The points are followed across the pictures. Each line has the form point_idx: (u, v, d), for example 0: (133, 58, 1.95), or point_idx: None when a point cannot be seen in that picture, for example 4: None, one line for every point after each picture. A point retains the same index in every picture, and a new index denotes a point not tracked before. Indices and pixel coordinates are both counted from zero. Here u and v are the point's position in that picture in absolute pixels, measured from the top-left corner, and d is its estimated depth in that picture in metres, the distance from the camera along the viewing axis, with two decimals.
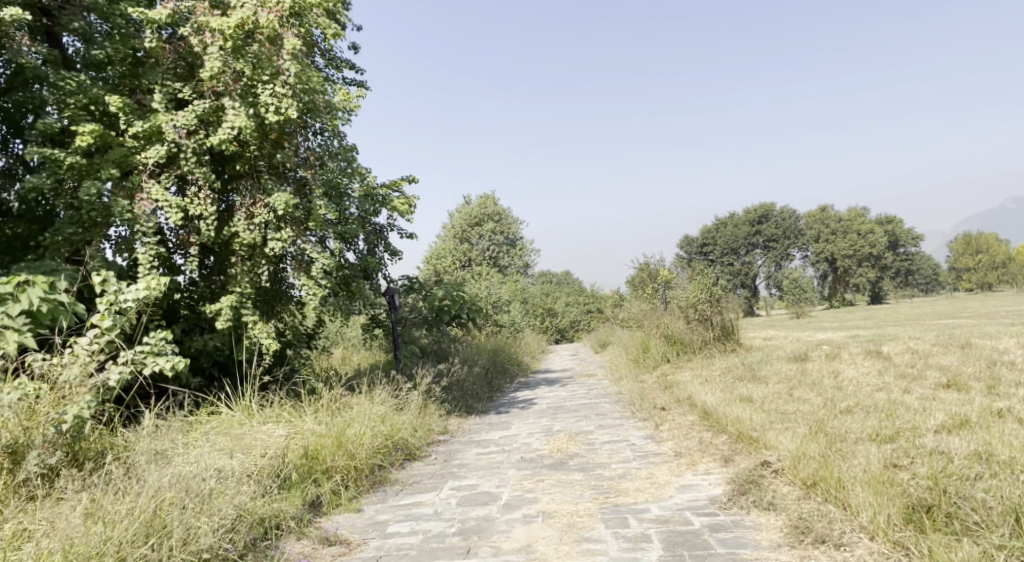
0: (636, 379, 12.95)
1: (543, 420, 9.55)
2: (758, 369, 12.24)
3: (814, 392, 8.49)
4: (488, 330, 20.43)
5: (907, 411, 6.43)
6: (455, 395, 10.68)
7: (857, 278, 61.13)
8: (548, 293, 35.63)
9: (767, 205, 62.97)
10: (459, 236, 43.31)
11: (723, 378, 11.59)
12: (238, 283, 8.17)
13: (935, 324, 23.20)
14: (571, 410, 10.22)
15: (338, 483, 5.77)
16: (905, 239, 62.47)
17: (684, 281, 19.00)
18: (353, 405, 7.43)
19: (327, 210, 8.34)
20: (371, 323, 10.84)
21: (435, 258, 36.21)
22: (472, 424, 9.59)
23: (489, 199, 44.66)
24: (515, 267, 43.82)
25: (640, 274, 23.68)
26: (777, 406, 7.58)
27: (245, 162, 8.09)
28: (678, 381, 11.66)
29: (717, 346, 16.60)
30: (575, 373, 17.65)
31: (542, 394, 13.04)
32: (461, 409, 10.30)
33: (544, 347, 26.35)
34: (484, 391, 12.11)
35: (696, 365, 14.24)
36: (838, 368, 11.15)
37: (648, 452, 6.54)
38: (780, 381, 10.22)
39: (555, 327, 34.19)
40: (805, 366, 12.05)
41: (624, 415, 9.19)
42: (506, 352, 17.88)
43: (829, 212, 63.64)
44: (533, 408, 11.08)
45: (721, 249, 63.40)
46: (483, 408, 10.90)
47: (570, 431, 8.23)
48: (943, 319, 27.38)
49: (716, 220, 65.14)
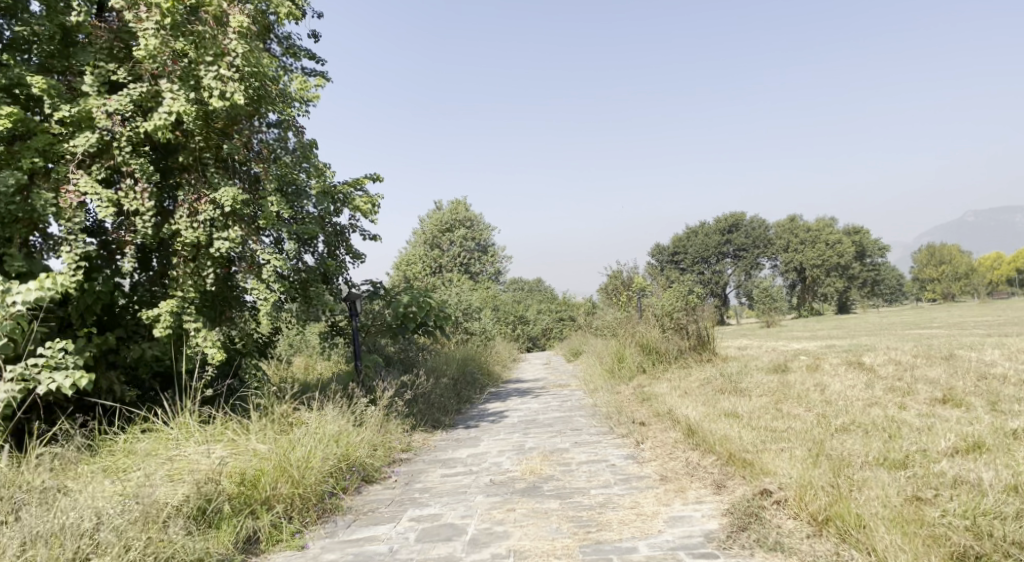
0: (611, 391, 12.38)
1: (514, 436, 8.91)
2: (738, 381, 11.76)
3: (803, 407, 8.00)
4: (457, 338, 19.69)
5: (910, 431, 5.94)
6: (420, 409, 9.96)
7: (825, 288, 61.71)
8: (520, 301, 34.98)
9: (738, 214, 63.24)
10: (429, 243, 42.47)
11: (703, 390, 11.07)
12: (179, 287, 7.39)
13: (907, 334, 23.09)
14: (544, 425, 9.58)
15: (280, 514, 5.09)
16: (872, 250, 63.29)
17: (658, 289, 18.54)
18: (305, 422, 6.71)
19: (279, 208, 7.61)
20: (331, 331, 10.08)
21: (404, 265, 35.27)
22: (439, 440, 8.92)
23: (460, 206, 43.93)
24: (486, 274, 43.12)
25: (614, 281, 23.19)
26: (767, 423, 7.05)
27: (189, 153, 7.35)
28: (656, 393, 11.12)
29: (693, 356, 16.15)
30: (548, 383, 17.06)
31: (514, 407, 12.39)
32: (427, 424, 9.59)
33: (514, 355, 25.68)
34: (451, 403, 11.42)
35: (673, 376, 13.72)
36: (822, 380, 10.70)
37: (631, 476, 5.94)
38: (763, 395, 9.73)
39: (527, 335, 33.57)
40: (787, 378, 11.60)
41: (602, 431, 8.59)
42: (476, 361, 17.17)
43: (798, 223, 64.18)
44: (504, 422, 10.44)
45: (692, 258, 63.47)
46: (450, 423, 10.22)
47: (544, 450, 7.60)
48: (914, 329, 27.46)
49: (688, 229, 65.22)
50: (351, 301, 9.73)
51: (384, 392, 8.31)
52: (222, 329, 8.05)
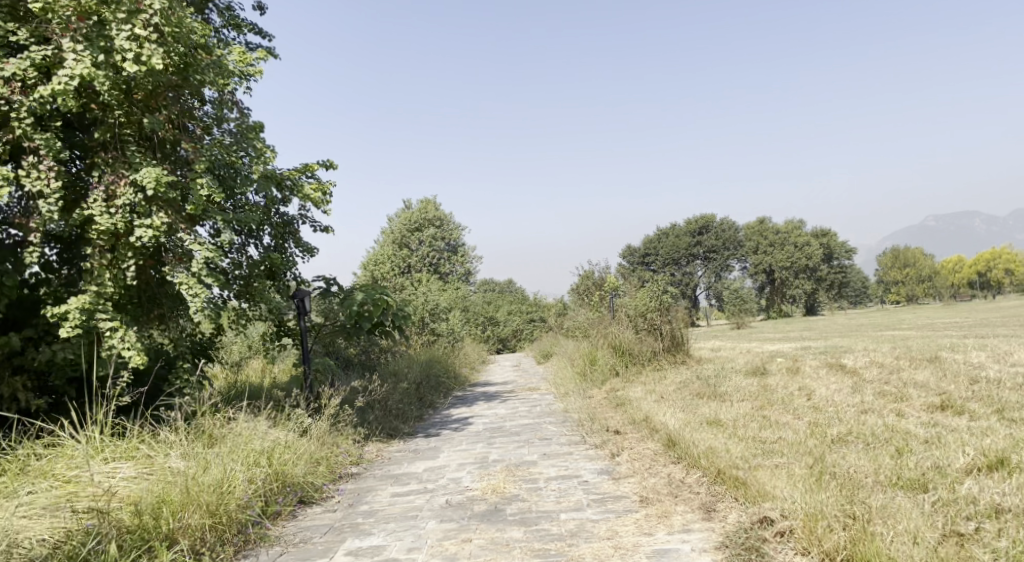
0: (583, 396, 11.71)
1: (478, 446, 8.13)
2: (716, 385, 11.13)
3: (790, 414, 7.37)
4: (422, 340, 18.82)
5: (918, 443, 5.34)
6: (373, 417, 9.14)
7: (794, 289, 62.03)
8: (489, 302, 34.18)
9: (709, 216, 63.26)
10: (398, 242, 41.36)
11: (681, 395, 10.41)
12: (94, 281, 6.47)
13: (880, 335, 22.96)
14: (511, 434, 8.82)
15: (189, 550, 4.26)
16: (840, 252, 63.97)
17: (631, 288, 17.92)
18: (233, 435, 5.87)
19: (210, 192, 6.72)
20: (277, 330, 9.21)
21: (370, 265, 34.18)
22: (395, 451, 8.10)
23: (430, 205, 43.01)
24: (456, 275, 42.29)
25: (585, 281, 22.53)
26: (755, 433, 6.39)
27: (106, 127, 6.41)
28: (631, 398, 10.45)
29: (668, 358, 15.58)
30: (516, 386, 16.33)
31: (480, 412, 11.60)
32: (380, 433, 8.78)
33: (483, 357, 24.86)
34: (412, 410, 10.62)
35: (648, 379, 13.05)
36: (805, 384, 10.15)
37: (607, 497, 5.21)
38: (745, 400, 9.10)
39: (496, 336, 32.77)
40: (767, 381, 11.03)
41: (574, 440, 7.85)
42: (441, 363, 16.32)
43: (768, 225, 64.45)
44: (468, 430, 9.69)
45: (663, 259, 63.28)
46: (410, 431, 9.43)
47: (509, 464, 6.84)
48: (884, 330, 27.46)
49: (659, 230, 65.02)
50: (299, 298, 8.87)
51: (332, 399, 7.48)
52: (147, 330, 7.14)
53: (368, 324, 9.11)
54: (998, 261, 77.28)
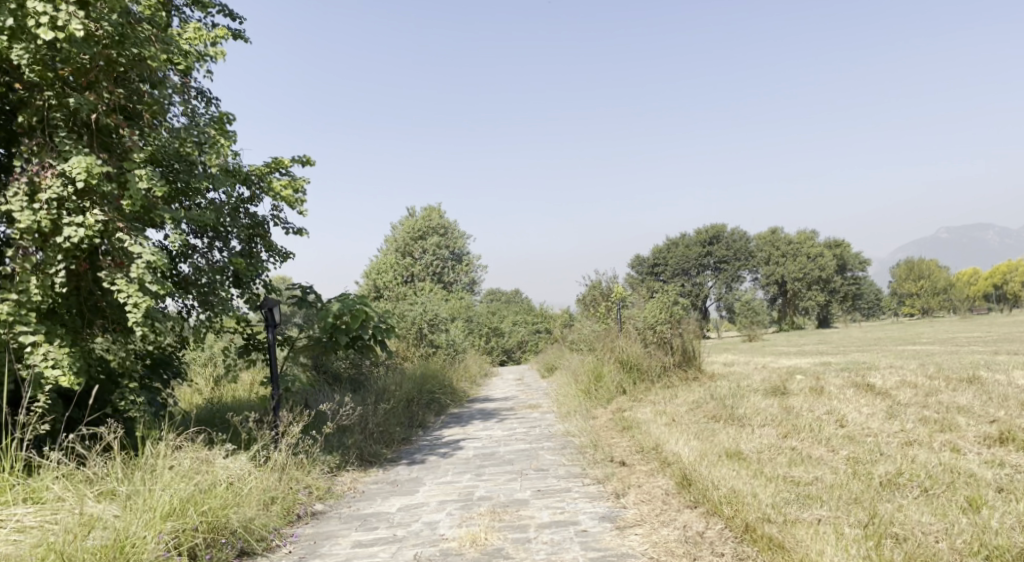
0: (586, 416, 10.75)
1: (465, 478, 7.18)
2: (733, 406, 10.12)
3: (822, 447, 6.38)
4: (419, 352, 17.94)
5: (990, 492, 4.38)
6: (346, 445, 8.25)
7: (806, 301, 60.80)
8: (494, 312, 33.27)
9: (719, 226, 62.22)
10: (402, 251, 40.54)
11: (694, 417, 9.44)
12: (15, 288, 5.65)
13: (901, 350, 21.87)
14: (503, 462, 7.86)
15: None
16: (853, 263, 62.80)
17: (639, 300, 16.97)
18: (162, 471, 5.03)
19: (152, 185, 5.91)
20: (244, 344, 8.42)
21: (373, 274, 33.35)
22: (370, 484, 7.17)
23: (434, 213, 42.22)
24: (460, 285, 41.45)
25: (591, 292, 21.57)
26: (784, 470, 5.42)
27: (32, 111, 5.69)
28: (639, 420, 9.49)
29: (678, 374, 14.66)
30: (517, 402, 15.39)
31: (473, 434, 10.63)
32: (352, 463, 7.88)
33: (485, 369, 23.90)
34: (397, 432, 9.70)
35: (657, 398, 12.06)
36: (832, 407, 9.15)
37: (609, 556, 4.27)
38: (767, 427, 8.10)
39: (501, 348, 31.82)
40: (788, 403, 10.04)
41: (573, 473, 6.88)
42: (438, 377, 15.40)
43: (779, 235, 63.32)
44: (457, 455, 8.74)
45: (673, 270, 62.25)
46: (391, 458, 8.50)
47: (496, 504, 5.90)
48: (902, 345, 26.33)
49: (669, 240, 64.00)
50: (269, 307, 8.08)
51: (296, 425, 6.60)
52: (87, 345, 6.34)
53: (344, 338, 8.23)
54: (1014, 273, 75.81)
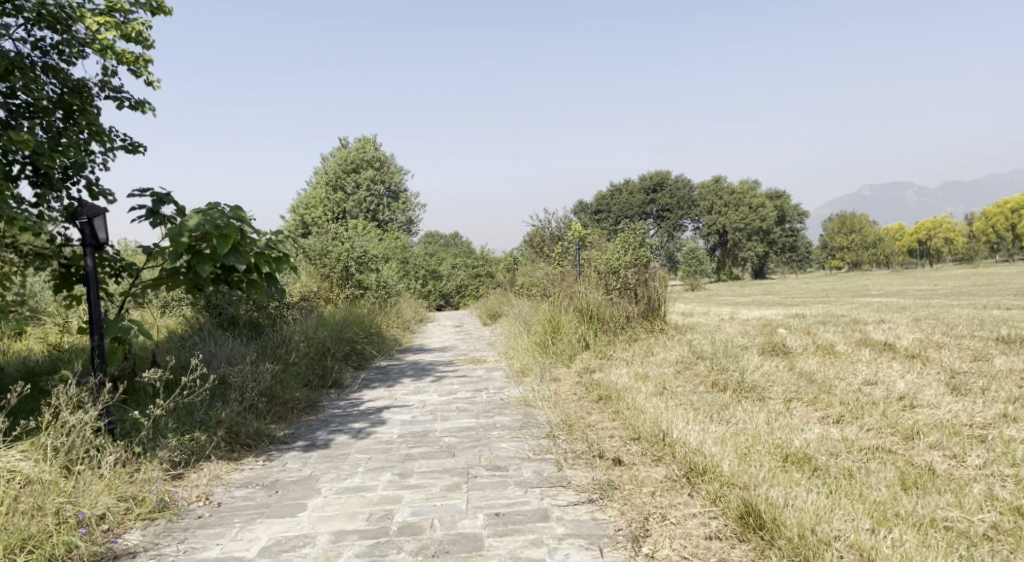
0: (546, 379, 8.48)
1: (382, 483, 4.76)
2: (732, 370, 8.01)
3: (930, 449, 4.21)
4: (344, 295, 15.30)
5: None
6: (208, 428, 5.75)
7: (746, 252, 60.28)
8: (431, 254, 30.59)
9: (664, 173, 60.62)
10: (332, 184, 37.04)
11: (690, 386, 7.26)
12: None
13: (865, 303, 20.57)
14: (441, 453, 5.46)
15: None
16: (792, 215, 62.62)
17: (601, 240, 14.64)
18: None
19: None
20: (60, 274, 5.72)
21: (300, 209, 30.13)
22: (233, 492, 4.72)
23: (368, 143, 38.40)
24: (396, 225, 38.42)
25: (542, 232, 19.08)
26: (916, 500, 3.27)
27: None
28: (620, 388, 7.26)
29: (642, 326, 12.75)
30: (457, 355, 13.06)
31: (401, 398, 8.14)
32: (211, 459, 5.39)
33: (421, 315, 21.40)
34: (295, 400, 7.20)
35: (629, 356, 9.93)
36: (866, 375, 7.13)
37: None
38: (804, 405, 5.92)
39: (438, 292, 29.29)
40: (801, 367, 8.01)
41: (547, 481, 4.56)
42: (364, 324, 12.87)
43: (724, 184, 62.20)
44: (376, 435, 6.33)
45: (616, 217, 60.65)
46: (281, 442, 6.03)
47: (430, 547, 3.58)
48: (855, 298, 25.05)
49: (614, 186, 62.13)
50: (87, 219, 5.18)
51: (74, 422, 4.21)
52: None
53: (208, 268, 5.45)
54: (939, 230, 77.63)
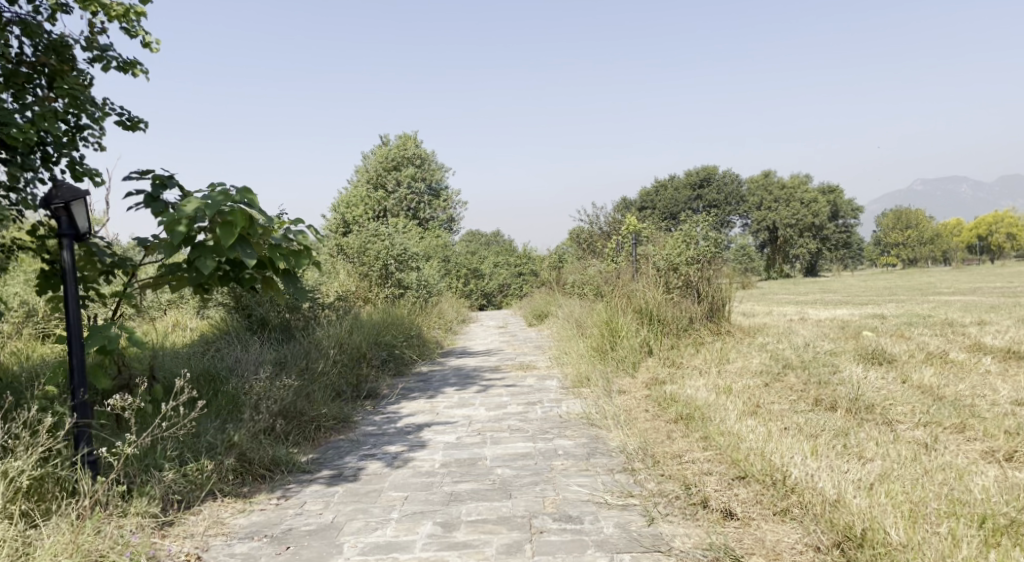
0: (610, 392, 7.35)
1: (420, 537, 3.72)
2: (833, 384, 6.76)
3: None
4: (382, 294, 14.41)
5: None
6: (215, 456, 4.78)
7: (797, 249, 57.93)
8: (472, 252, 29.68)
9: (712, 168, 58.63)
10: (373, 182, 36.44)
11: (788, 405, 6.06)
12: None
13: (944, 302, 18.90)
14: (495, 493, 4.40)
15: None
16: (846, 210, 60.01)
17: (659, 233, 13.42)
18: None
19: None
20: (46, 273, 4.81)
21: (341, 207, 29.57)
22: (234, 545, 3.74)
23: (408, 140, 37.63)
24: (438, 223, 37.67)
25: (592, 227, 17.90)
26: None
27: None
28: (702, 406, 6.09)
29: (706, 329, 11.53)
30: (504, 359, 12.02)
31: (445, 413, 7.10)
32: (214, 500, 4.42)
33: (464, 316, 20.46)
34: (324, 418, 6.23)
35: (701, 364, 8.72)
36: (1008, 393, 5.83)
37: None
38: (951, 435, 4.69)
39: (480, 292, 28.38)
40: (917, 380, 6.72)
41: (637, 541, 3.45)
42: (404, 326, 11.90)
43: (774, 178, 59.94)
44: (415, 462, 5.29)
45: (661, 213, 59.00)
46: (302, 472, 5.04)
47: None
48: (927, 296, 23.14)
49: (659, 182, 60.49)
50: (63, 203, 4.18)
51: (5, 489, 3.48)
52: None
53: (212, 263, 4.48)
54: (1003, 224, 73.63)
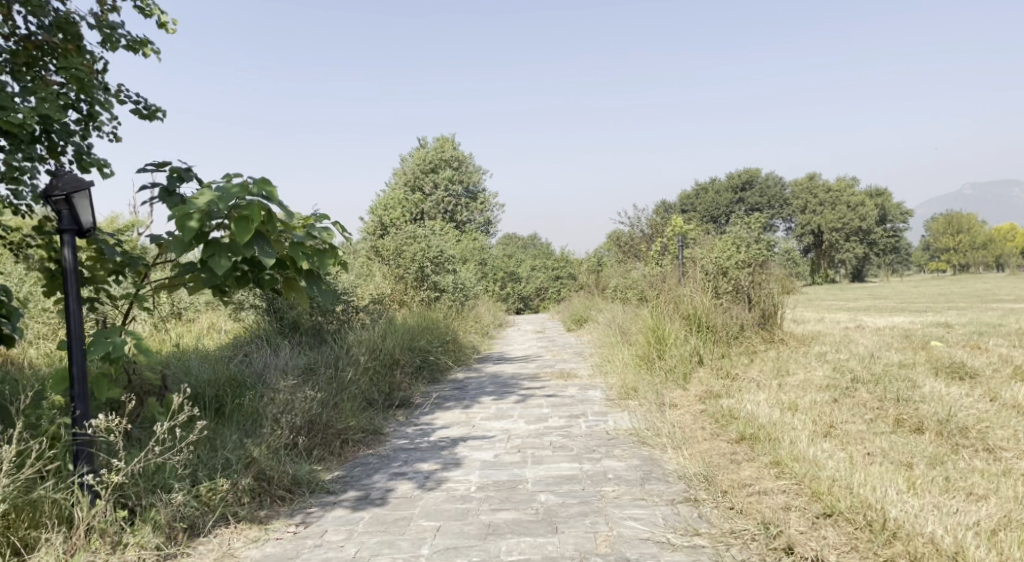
0: (660, 406, 6.75)
1: None
2: (912, 403, 6.07)
3: None
4: (417, 297, 13.98)
5: None
6: (230, 476, 4.32)
7: (843, 254, 56.12)
8: (509, 255, 29.20)
9: (754, 170, 57.21)
10: (410, 185, 36.25)
11: (866, 427, 5.40)
12: None
13: (1008, 311, 17.77)
14: (539, 524, 3.88)
15: None
16: (895, 214, 57.98)
17: (706, 236, 12.72)
18: None
19: None
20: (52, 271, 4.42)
21: (378, 210, 29.39)
22: None
23: (446, 142, 37.36)
24: (474, 226, 37.32)
25: (634, 229, 17.23)
26: None
27: None
28: (768, 425, 5.46)
29: (758, 337, 10.82)
30: (542, 366, 11.48)
31: (481, 426, 6.59)
32: (227, 527, 3.96)
33: (500, 320, 19.97)
34: (352, 430, 5.77)
35: (757, 376, 8.06)
36: None
37: None
38: None
39: (516, 295, 27.93)
40: (1010, 400, 5.98)
41: None
42: (439, 330, 11.44)
43: (819, 181, 58.23)
44: (449, 483, 4.79)
45: (701, 217, 57.79)
46: (326, 492, 4.58)
47: None
48: (986, 304, 21.86)
49: (699, 185, 59.28)
50: (63, 195, 3.76)
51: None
52: None
53: (226, 261, 4.06)
54: None
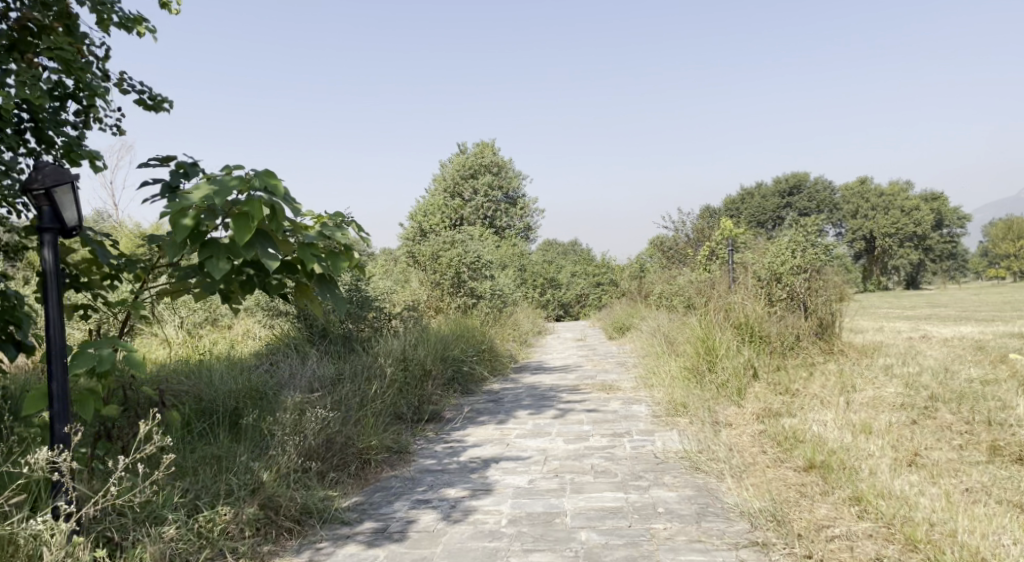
0: (714, 425, 6.11)
1: None
2: (1007, 426, 5.31)
3: None
4: (453, 303, 13.52)
5: None
6: (233, 505, 3.87)
7: (896, 260, 53.94)
8: (549, 261, 28.62)
9: (802, 174, 55.48)
10: (449, 190, 35.99)
11: (957, 455, 4.68)
12: None
13: None
14: None
15: None
16: (952, 219, 55.50)
17: (758, 239, 11.95)
18: None
19: None
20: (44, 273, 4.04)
21: (417, 216, 29.14)
22: None
23: (485, 147, 37.00)
24: (514, 231, 36.85)
25: (680, 233, 16.48)
26: None
27: None
28: (840, 451, 4.78)
29: (817, 348, 10.02)
30: (583, 376, 10.87)
31: (516, 445, 6.05)
32: None
33: (540, 327, 19.41)
34: (375, 449, 5.29)
35: (820, 392, 7.33)
36: None
37: None
38: None
39: (556, 302, 27.33)
40: None
41: None
42: (475, 338, 10.94)
43: (871, 184, 56.15)
44: (477, 513, 4.27)
45: (747, 222, 56.29)
46: (340, 522, 4.10)
47: None
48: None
49: (745, 189, 57.79)
50: (44, 190, 3.36)
51: None
52: None
53: (225, 265, 3.61)
54: None
